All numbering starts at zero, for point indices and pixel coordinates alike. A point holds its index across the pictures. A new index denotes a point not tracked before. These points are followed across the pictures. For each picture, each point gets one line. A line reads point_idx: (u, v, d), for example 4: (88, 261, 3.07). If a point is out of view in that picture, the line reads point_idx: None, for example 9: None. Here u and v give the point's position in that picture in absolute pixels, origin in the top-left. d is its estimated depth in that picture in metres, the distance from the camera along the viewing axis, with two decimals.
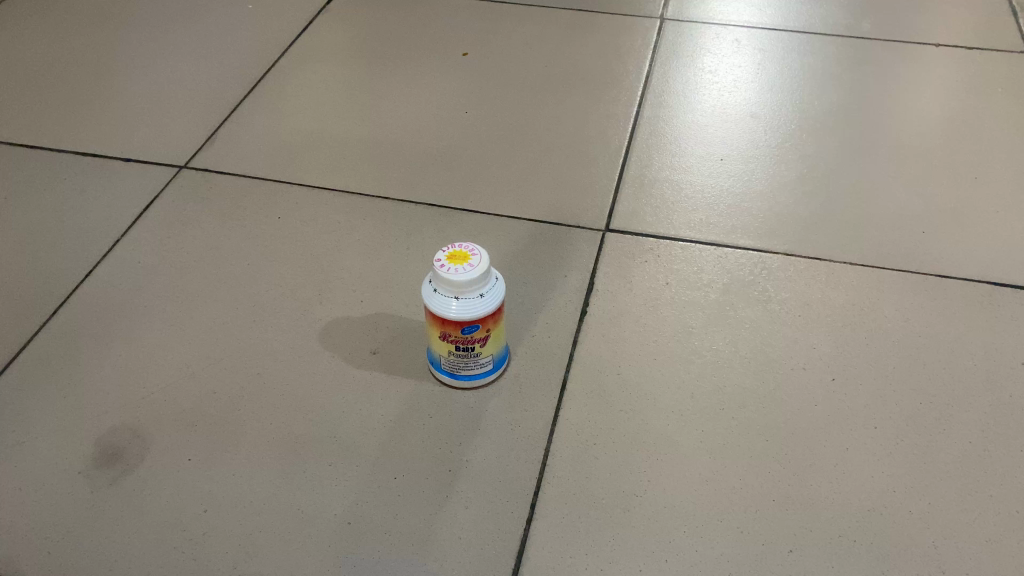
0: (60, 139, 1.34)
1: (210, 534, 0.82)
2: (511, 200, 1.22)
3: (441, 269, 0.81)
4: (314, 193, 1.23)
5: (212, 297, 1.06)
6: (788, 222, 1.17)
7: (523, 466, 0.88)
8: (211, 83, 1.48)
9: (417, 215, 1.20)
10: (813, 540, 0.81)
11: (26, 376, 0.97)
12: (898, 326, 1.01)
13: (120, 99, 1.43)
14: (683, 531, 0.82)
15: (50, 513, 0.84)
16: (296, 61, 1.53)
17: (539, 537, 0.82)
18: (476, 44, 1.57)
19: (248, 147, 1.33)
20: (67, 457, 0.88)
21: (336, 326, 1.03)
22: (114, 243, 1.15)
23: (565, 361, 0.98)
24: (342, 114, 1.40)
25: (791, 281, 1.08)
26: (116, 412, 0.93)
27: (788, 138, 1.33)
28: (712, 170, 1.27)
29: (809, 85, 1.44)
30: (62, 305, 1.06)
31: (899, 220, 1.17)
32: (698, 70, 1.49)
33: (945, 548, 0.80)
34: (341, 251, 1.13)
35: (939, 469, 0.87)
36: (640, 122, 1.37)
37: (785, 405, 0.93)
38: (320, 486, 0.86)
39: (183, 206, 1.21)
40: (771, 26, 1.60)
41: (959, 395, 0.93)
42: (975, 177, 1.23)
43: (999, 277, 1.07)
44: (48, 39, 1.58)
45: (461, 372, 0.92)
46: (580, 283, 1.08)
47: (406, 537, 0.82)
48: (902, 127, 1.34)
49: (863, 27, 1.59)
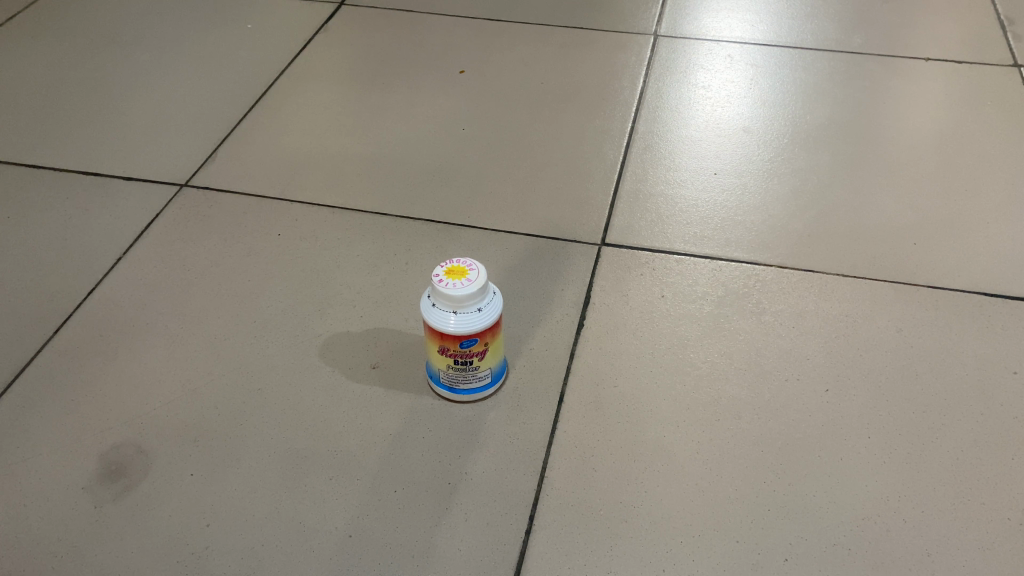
0: (61, 158, 1.35)
1: (211, 549, 0.83)
2: (507, 215, 1.24)
3: (440, 284, 0.82)
4: (312, 210, 1.24)
5: (213, 313, 1.07)
6: (781, 235, 1.19)
7: (523, 478, 0.89)
8: (212, 102, 1.49)
9: (415, 230, 1.21)
10: (808, 550, 0.82)
11: (30, 393, 0.97)
12: (892, 338, 1.03)
13: (120, 117, 1.45)
14: (680, 541, 0.83)
15: (54, 528, 0.84)
16: (295, 79, 1.54)
17: (538, 548, 0.82)
18: (474, 62, 1.59)
19: (247, 164, 1.34)
20: (71, 473, 0.89)
21: (336, 341, 1.04)
22: (116, 260, 1.16)
23: (563, 373, 0.99)
24: (341, 132, 1.41)
25: (785, 293, 1.09)
26: (118, 426, 0.94)
27: (781, 152, 1.35)
28: (707, 185, 1.28)
29: (802, 99, 1.46)
30: (64, 323, 1.06)
31: (890, 232, 1.18)
32: (692, 86, 1.51)
33: (939, 556, 0.81)
34: (340, 267, 1.15)
35: (933, 478, 0.88)
36: (636, 137, 1.39)
37: (780, 415, 0.94)
38: (321, 500, 0.87)
39: (184, 223, 1.22)
40: (763, 41, 1.63)
41: (951, 404, 0.95)
42: (965, 189, 1.25)
43: (989, 289, 1.08)
44: (49, 58, 1.60)
45: (461, 386, 0.93)
46: (577, 296, 1.10)
47: (407, 549, 0.82)
48: (894, 141, 1.35)
49: (854, 42, 1.61)
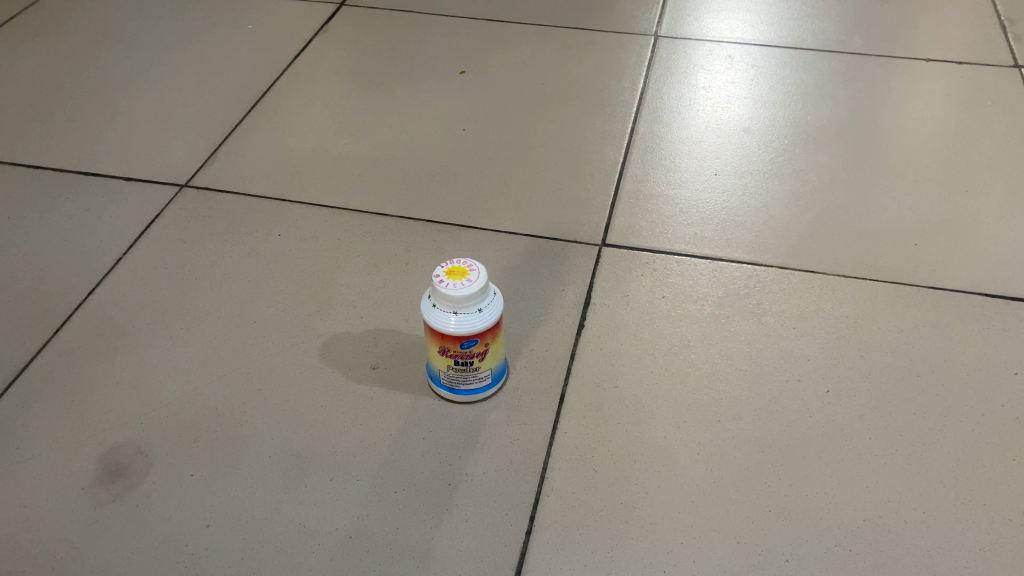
0: (62, 158, 1.35)
1: (211, 550, 0.83)
2: (508, 216, 1.24)
3: (441, 285, 0.82)
4: (313, 210, 1.24)
5: (213, 313, 1.07)
6: (782, 236, 1.19)
7: (523, 478, 0.89)
8: (212, 102, 1.49)
9: (415, 231, 1.21)
10: (809, 551, 0.82)
11: (30, 394, 0.97)
12: (892, 338, 1.03)
13: (121, 118, 1.45)
14: (681, 542, 0.83)
15: (53, 529, 0.84)
16: (296, 80, 1.54)
17: (539, 548, 0.82)
18: (474, 63, 1.59)
19: (248, 164, 1.34)
20: (71, 473, 0.89)
21: (336, 342, 1.04)
22: (116, 261, 1.16)
23: (563, 374, 0.99)
24: (341, 132, 1.41)
25: (786, 294, 1.09)
26: (118, 427, 0.93)
27: (781, 152, 1.35)
28: (707, 185, 1.28)
29: (802, 100, 1.46)
30: (64, 323, 1.06)
31: (890, 233, 1.18)
32: (693, 87, 1.51)
33: (940, 557, 0.81)
34: (340, 268, 1.14)
35: (934, 479, 0.88)
36: (636, 137, 1.39)
37: (781, 416, 0.94)
38: (321, 500, 0.87)
39: (184, 223, 1.22)
40: (763, 42, 1.63)
41: (952, 405, 0.95)
42: (965, 190, 1.25)
43: (989, 289, 1.08)
44: (49, 58, 1.60)
45: (461, 386, 0.93)
46: (577, 297, 1.10)
47: (408, 550, 0.82)
48: (894, 141, 1.35)
49: (854, 43, 1.61)
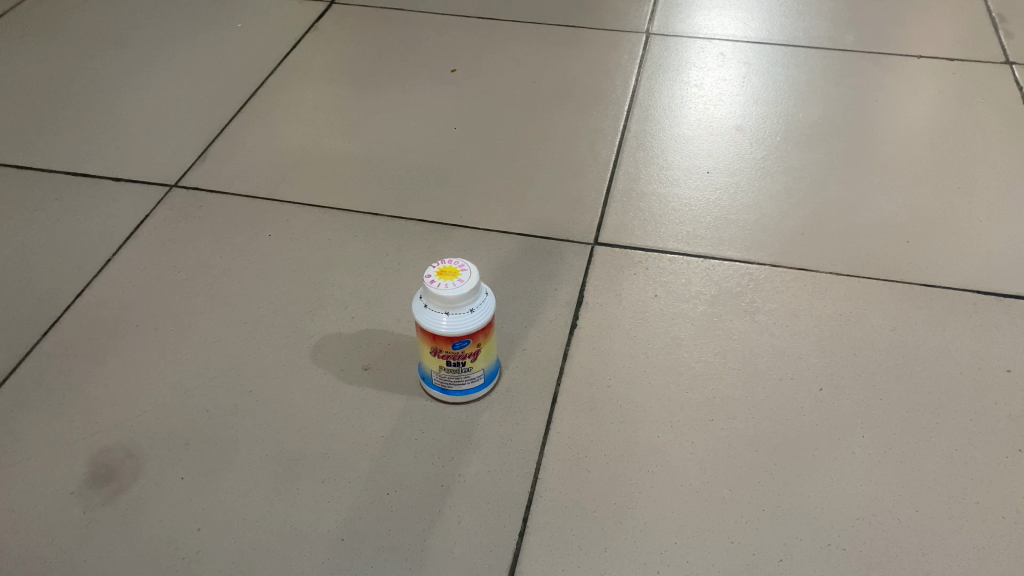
0: (50, 158, 1.34)
1: (202, 553, 0.82)
2: (499, 215, 1.23)
3: (431, 285, 0.82)
4: (304, 211, 1.24)
5: (203, 315, 1.07)
6: (774, 233, 1.19)
7: (516, 480, 0.88)
8: (202, 101, 1.48)
9: (407, 230, 1.20)
10: (802, 550, 0.82)
11: (20, 396, 0.97)
12: (885, 336, 1.02)
13: (110, 117, 1.44)
14: (674, 542, 0.83)
15: (42, 533, 0.84)
16: (287, 79, 1.54)
17: (532, 550, 0.82)
18: (466, 61, 1.58)
19: (238, 164, 1.33)
20: (60, 477, 0.88)
21: (327, 343, 1.03)
22: (106, 262, 1.15)
23: (555, 374, 0.99)
24: (332, 131, 1.40)
25: (780, 292, 1.09)
26: (108, 430, 0.93)
27: (773, 150, 1.34)
28: (700, 183, 1.28)
29: (795, 98, 1.46)
30: (53, 325, 1.06)
31: (882, 230, 1.18)
32: (685, 85, 1.51)
33: (933, 555, 0.81)
34: (331, 268, 1.14)
35: (928, 477, 0.88)
36: (628, 135, 1.39)
37: (774, 415, 0.94)
38: (313, 503, 0.86)
39: (174, 224, 1.21)
40: (755, 39, 1.63)
41: (946, 403, 0.95)
42: (958, 187, 1.25)
43: (981, 286, 1.08)
44: (37, 58, 1.59)
45: (453, 387, 0.93)
46: (570, 296, 1.09)
47: (400, 552, 0.82)
48: (886, 138, 1.35)
49: (847, 40, 1.61)
